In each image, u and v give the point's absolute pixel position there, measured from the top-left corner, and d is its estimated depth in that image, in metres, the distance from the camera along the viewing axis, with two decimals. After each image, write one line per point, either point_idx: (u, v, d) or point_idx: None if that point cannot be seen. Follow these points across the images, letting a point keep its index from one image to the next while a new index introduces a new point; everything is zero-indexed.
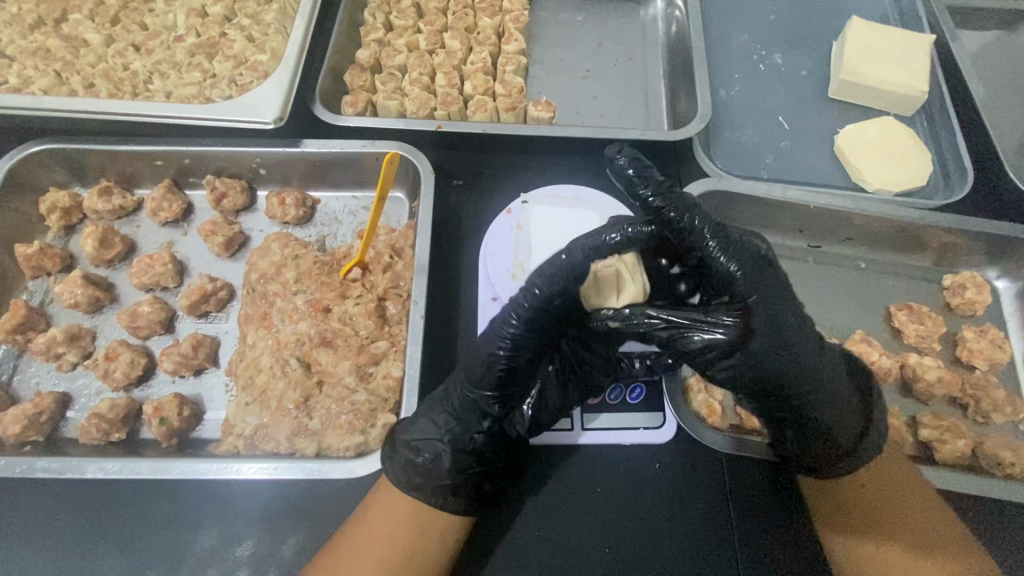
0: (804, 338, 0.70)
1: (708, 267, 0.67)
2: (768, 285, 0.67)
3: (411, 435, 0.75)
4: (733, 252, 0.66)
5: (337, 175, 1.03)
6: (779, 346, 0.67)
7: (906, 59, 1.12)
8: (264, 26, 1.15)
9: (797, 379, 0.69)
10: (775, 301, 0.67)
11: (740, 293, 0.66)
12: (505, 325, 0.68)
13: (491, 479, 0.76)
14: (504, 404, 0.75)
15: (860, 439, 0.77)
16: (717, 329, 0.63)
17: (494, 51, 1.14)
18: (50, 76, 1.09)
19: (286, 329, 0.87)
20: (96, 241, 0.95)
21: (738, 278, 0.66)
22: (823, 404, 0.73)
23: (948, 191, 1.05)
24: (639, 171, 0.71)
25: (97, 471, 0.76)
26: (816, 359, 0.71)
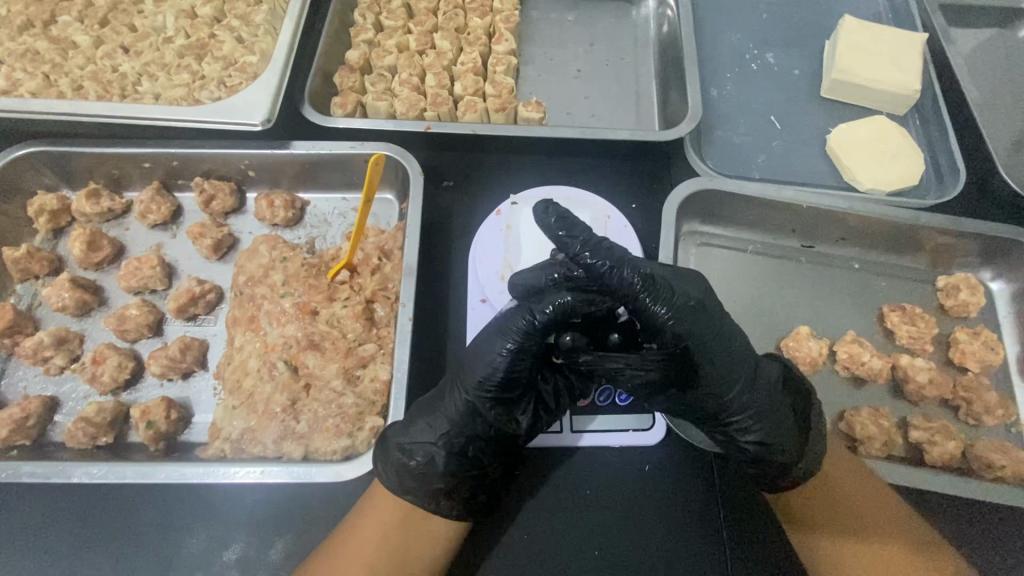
0: (737, 371, 0.70)
1: (641, 314, 0.66)
2: (697, 326, 0.67)
3: (404, 437, 0.74)
4: (663, 301, 0.66)
5: (327, 177, 1.02)
6: (711, 379, 0.70)
7: (898, 58, 1.12)
8: (253, 27, 1.15)
9: (729, 409, 0.72)
10: (703, 341, 0.68)
11: (671, 338, 0.67)
12: (516, 319, 0.69)
13: (483, 484, 0.76)
14: (503, 409, 0.74)
15: (802, 457, 0.75)
16: (642, 368, 0.67)
17: (485, 51, 1.14)
18: (38, 78, 1.09)
19: (274, 332, 0.86)
20: (84, 244, 0.95)
21: (665, 324, 0.66)
22: (766, 432, 0.73)
23: (941, 191, 1.05)
24: (568, 227, 0.67)
25: (83, 476, 0.76)
26: (753, 391, 0.72)
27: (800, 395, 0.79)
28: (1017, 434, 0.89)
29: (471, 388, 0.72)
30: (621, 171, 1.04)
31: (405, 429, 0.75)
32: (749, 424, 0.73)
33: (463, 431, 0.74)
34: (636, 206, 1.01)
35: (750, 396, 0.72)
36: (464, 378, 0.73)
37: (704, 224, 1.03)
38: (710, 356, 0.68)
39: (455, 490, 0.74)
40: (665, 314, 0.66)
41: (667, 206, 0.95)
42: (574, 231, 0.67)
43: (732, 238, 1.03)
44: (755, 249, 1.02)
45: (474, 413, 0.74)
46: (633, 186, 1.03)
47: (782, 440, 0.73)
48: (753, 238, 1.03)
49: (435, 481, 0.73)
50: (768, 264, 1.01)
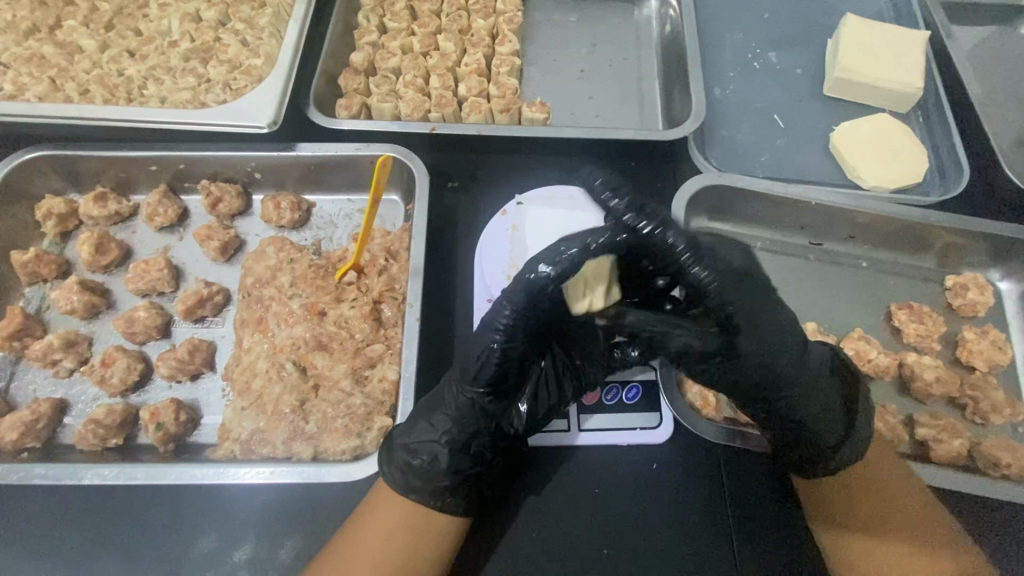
0: (785, 343, 0.70)
1: (685, 279, 0.66)
2: (746, 295, 0.67)
3: (408, 437, 0.74)
4: (708, 265, 0.66)
5: (332, 178, 1.03)
6: (756, 351, 0.69)
7: (901, 57, 1.12)
8: (258, 30, 1.15)
9: (778, 380, 0.71)
10: (752, 311, 0.68)
11: (718, 303, 0.66)
12: (498, 317, 0.67)
13: (485, 481, 0.77)
14: (500, 402, 0.74)
15: (845, 440, 0.75)
16: (696, 337, 0.66)
17: (488, 52, 1.14)
18: (45, 83, 1.09)
19: (282, 334, 0.87)
20: (93, 247, 0.95)
21: (711, 288, 0.65)
22: (806, 407, 0.74)
23: (945, 188, 1.05)
24: (611, 190, 0.70)
25: (93, 477, 0.76)
26: (799, 365, 0.72)
27: (844, 375, 0.79)
28: None
29: (467, 385, 0.73)
30: (625, 171, 1.05)
31: (406, 426, 0.76)
32: (796, 395, 0.73)
33: (460, 430, 0.74)
34: None
35: (797, 369, 0.72)
36: (461, 375, 0.73)
37: (711, 220, 1.03)
38: (759, 326, 0.69)
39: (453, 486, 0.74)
40: (715, 278, 0.65)
41: (674, 202, 0.95)
42: (618, 191, 0.69)
43: (740, 234, 1.03)
44: (762, 246, 1.02)
45: (478, 409, 0.74)
46: (637, 185, 1.04)
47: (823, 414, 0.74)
48: (760, 235, 1.03)
49: (436, 479, 0.73)
50: (774, 262, 1.01)
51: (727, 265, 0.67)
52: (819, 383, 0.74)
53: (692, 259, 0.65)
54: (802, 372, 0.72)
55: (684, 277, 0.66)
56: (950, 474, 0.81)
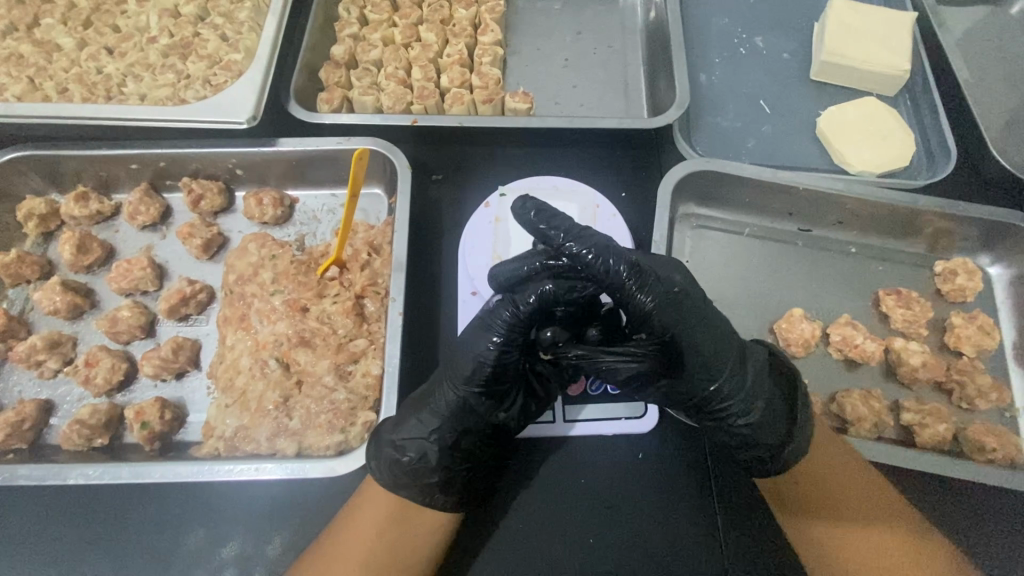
0: (726, 359, 0.72)
1: (626, 302, 0.68)
2: (684, 315, 0.69)
3: (397, 433, 0.74)
4: (649, 288, 0.67)
5: (315, 174, 1.02)
6: (695, 365, 0.71)
7: (888, 39, 1.11)
8: (237, 25, 1.14)
9: (716, 397, 0.73)
10: (693, 337, 0.69)
11: (658, 325, 0.68)
12: (499, 313, 0.70)
13: (479, 477, 0.76)
14: (490, 401, 0.74)
15: (787, 442, 0.74)
16: (630, 359, 0.68)
17: (470, 42, 1.13)
18: (24, 83, 1.08)
19: (265, 330, 0.86)
20: (74, 247, 0.95)
21: (654, 312, 0.67)
22: (756, 416, 0.74)
23: (932, 171, 1.05)
24: (547, 221, 0.69)
25: (77, 478, 0.76)
26: (739, 378, 0.73)
27: (786, 379, 0.77)
28: (1011, 417, 0.89)
29: (461, 383, 0.73)
30: (609, 160, 1.04)
31: (395, 421, 0.76)
32: (735, 408, 0.73)
33: (446, 429, 0.74)
34: (626, 195, 1.01)
35: (736, 386, 0.73)
36: (453, 373, 0.74)
37: (699, 207, 1.03)
38: (696, 352, 0.70)
39: (438, 480, 0.74)
40: (648, 303, 0.67)
41: (661, 188, 0.94)
42: (554, 222, 0.69)
43: (728, 221, 1.02)
44: (750, 232, 1.01)
45: (467, 411, 0.74)
46: (621, 175, 1.03)
47: (757, 420, 0.74)
48: (748, 221, 1.02)
49: (423, 476, 0.74)
50: (761, 248, 1.00)
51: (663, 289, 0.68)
52: (759, 395, 0.74)
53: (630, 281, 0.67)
54: (744, 394, 0.73)
55: (627, 301, 0.68)
56: (936, 459, 0.80)
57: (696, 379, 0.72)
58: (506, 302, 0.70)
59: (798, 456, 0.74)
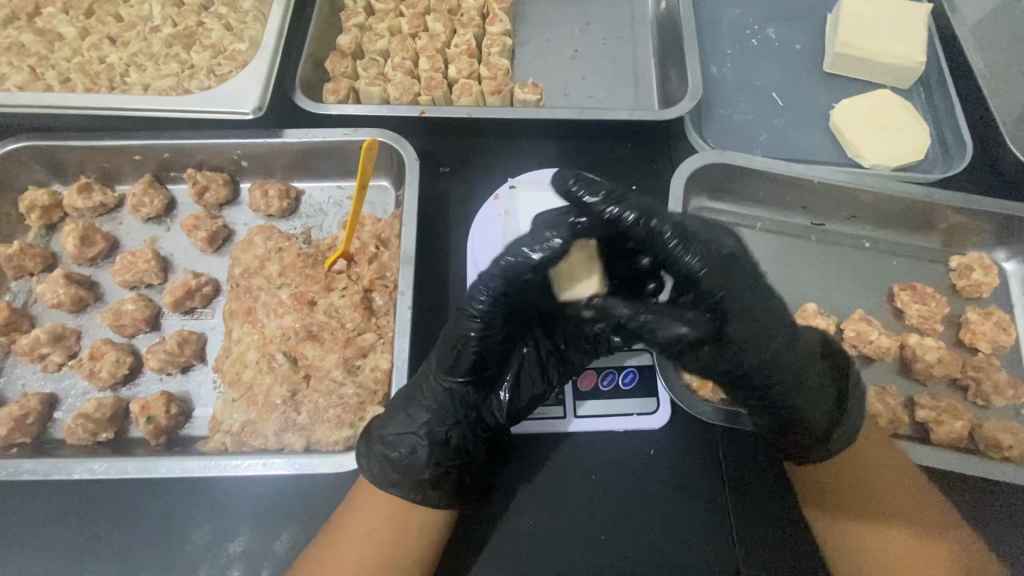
0: (773, 326, 0.71)
1: (674, 268, 0.67)
2: (733, 279, 0.68)
3: (387, 428, 0.73)
4: (696, 252, 0.66)
5: (321, 165, 1.00)
6: (744, 338, 0.70)
7: (902, 31, 1.09)
8: (241, 14, 1.12)
9: (764, 365, 0.72)
10: (746, 304, 0.69)
11: (704, 289, 0.67)
12: (477, 289, 0.67)
13: (472, 473, 0.76)
14: (477, 391, 0.76)
15: (840, 417, 0.77)
16: (686, 325, 0.67)
17: (478, 32, 1.11)
18: (25, 72, 1.06)
19: (271, 324, 0.85)
20: (78, 239, 0.94)
21: (701, 275, 0.66)
22: (801, 391, 0.74)
23: (947, 165, 1.03)
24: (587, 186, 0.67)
25: (83, 472, 0.75)
26: (789, 352, 0.73)
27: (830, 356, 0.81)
28: None
29: (445, 375, 0.73)
30: (619, 153, 1.03)
31: (382, 417, 0.75)
32: (784, 378, 0.73)
33: (434, 421, 0.73)
34: (636, 188, 1.00)
35: (781, 353, 0.72)
36: (438, 365, 0.74)
37: (710, 200, 1.01)
38: (744, 316, 0.69)
39: (431, 475, 0.73)
40: (698, 266, 0.66)
41: (674, 180, 0.92)
42: (598, 190, 0.67)
43: (741, 215, 1.01)
44: (762, 226, 1.00)
45: (453, 404, 0.74)
46: (632, 168, 1.01)
47: (802, 389, 0.74)
48: (760, 215, 1.01)
49: (415, 472, 0.73)
50: (774, 243, 0.99)
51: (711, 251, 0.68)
52: (802, 365, 0.74)
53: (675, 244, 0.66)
54: (792, 360, 0.73)
55: (671, 263, 0.67)
56: (952, 455, 0.80)
57: (741, 345, 0.71)
58: (498, 264, 0.65)
59: (848, 435, 0.76)
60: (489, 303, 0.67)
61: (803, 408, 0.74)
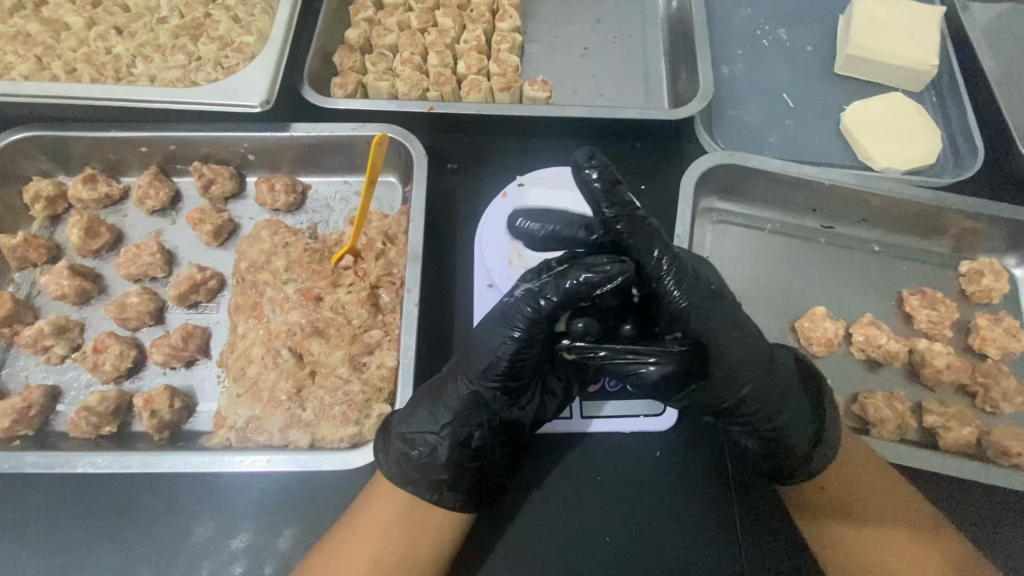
0: (758, 363, 0.69)
1: (662, 299, 0.67)
2: (716, 314, 0.67)
3: (408, 426, 0.72)
4: (686, 285, 0.66)
5: (328, 160, 1.00)
6: (723, 370, 0.69)
7: (916, 33, 1.08)
8: (249, 6, 1.11)
9: (741, 400, 0.70)
10: (724, 339, 0.67)
11: (690, 328, 0.66)
12: (520, 309, 0.66)
13: (493, 474, 0.74)
14: (507, 397, 0.72)
15: (815, 448, 0.73)
16: (665, 364, 0.64)
17: (488, 28, 1.10)
18: (31, 61, 1.05)
19: (277, 319, 0.84)
20: (82, 231, 0.93)
21: (685, 312, 0.66)
22: (784, 420, 0.71)
23: (958, 169, 1.02)
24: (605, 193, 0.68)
25: (85, 466, 0.74)
26: (772, 386, 0.70)
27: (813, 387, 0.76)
28: None
29: (476, 376, 0.70)
30: (629, 152, 1.02)
31: (406, 411, 0.74)
32: (759, 414, 0.70)
33: (457, 426, 0.71)
34: (646, 188, 0.99)
35: (765, 390, 0.70)
36: (468, 365, 0.71)
37: (720, 201, 1.00)
38: (726, 354, 0.68)
39: (446, 476, 0.71)
40: (683, 299, 0.66)
41: (683, 180, 0.92)
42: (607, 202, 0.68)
43: (748, 216, 1.00)
44: (771, 228, 0.99)
45: (475, 410, 0.71)
46: (641, 168, 1.01)
47: (784, 424, 0.71)
48: (769, 217, 1.00)
49: (438, 475, 0.71)
50: (782, 245, 0.98)
51: (705, 284, 0.68)
52: (787, 400, 0.71)
53: (667, 272, 0.66)
54: (777, 399, 0.71)
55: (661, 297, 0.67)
56: (959, 462, 0.79)
57: (716, 376, 0.69)
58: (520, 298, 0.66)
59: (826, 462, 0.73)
60: (526, 326, 0.66)
61: (788, 443, 0.72)
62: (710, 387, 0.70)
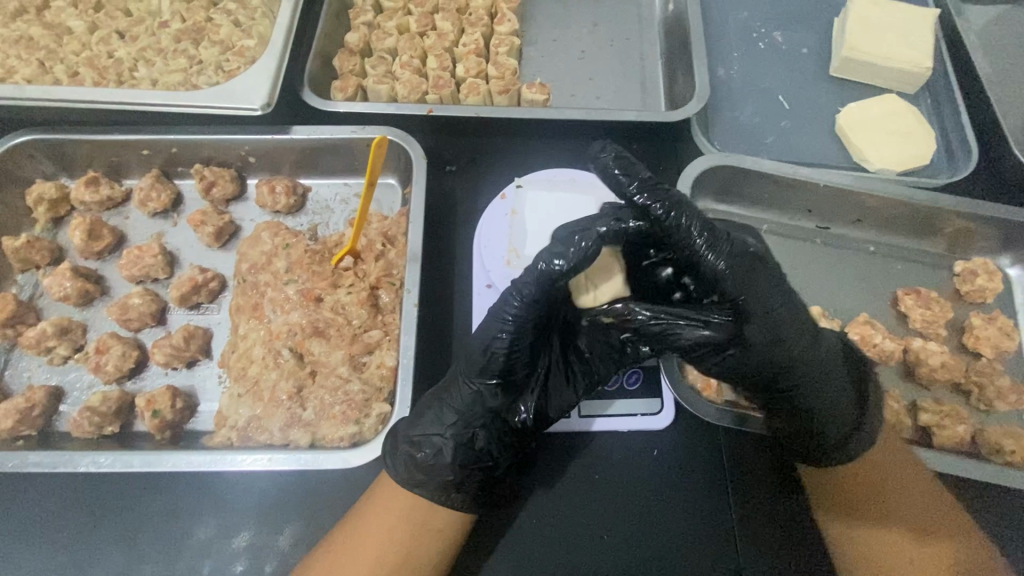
0: (802, 332, 0.71)
1: (698, 266, 0.67)
2: (756, 283, 0.68)
3: (414, 429, 0.74)
4: (723, 252, 0.66)
5: (328, 162, 1.01)
6: (768, 337, 0.70)
7: (910, 36, 1.09)
8: (250, 10, 1.12)
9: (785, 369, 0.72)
10: (775, 312, 0.69)
11: (729, 291, 0.67)
12: (509, 303, 0.68)
13: (496, 475, 0.75)
14: (505, 393, 0.74)
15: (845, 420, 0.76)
16: (705, 328, 0.67)
17: (486, 32, 1.11)
18: (34, 65, 1.06)
19: (278, 320, 0.85)
20: (85, 233, 0.94)
21: (724, 275, 0.66)
22: (808, 385, 0.74)
23: (952, 170, 1.03)
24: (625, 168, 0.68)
25: (88, 466, 0.75)
26: (812, 351, 0.73)
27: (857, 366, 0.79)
28: None
29: (476, 375, 0.72)
30: (626, 153, 1.03)
31: (411, 414, 0.75)
32: (806, 387, 0.74)
33: (459, 421, 0.73)
34: None
35: (806, 361, 0.72)
36: (467, 365, 0.72)
37: (716, 203, 1.01)
38: (772, 324, 0.69)
39: (450, 475, 0.73)
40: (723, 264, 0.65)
41: (679, 182, 0.93)
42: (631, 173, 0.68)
43: (744, 217, 1.01)
44: (768, 229, 1.00)
45: (475, 406, 0.73)
46: None
47: (823, 396, 0.75)
48: (766, 218, 1.01)
49: (444, 475, 0.73)
50: (778, 245, 0.99)
51: (742, 249, 0.68)
52: (831, 373, 0.74)
53: (706, 239, 0.65)
54: (815, 369, 0.73)
55: (696, 263, 0.67)
56: (953, 459, 0.80)
57: (759, 344, 0.70)
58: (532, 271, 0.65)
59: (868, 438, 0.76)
60: (512, 333, 0.69)
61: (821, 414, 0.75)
62: (756, 359, 0.71)
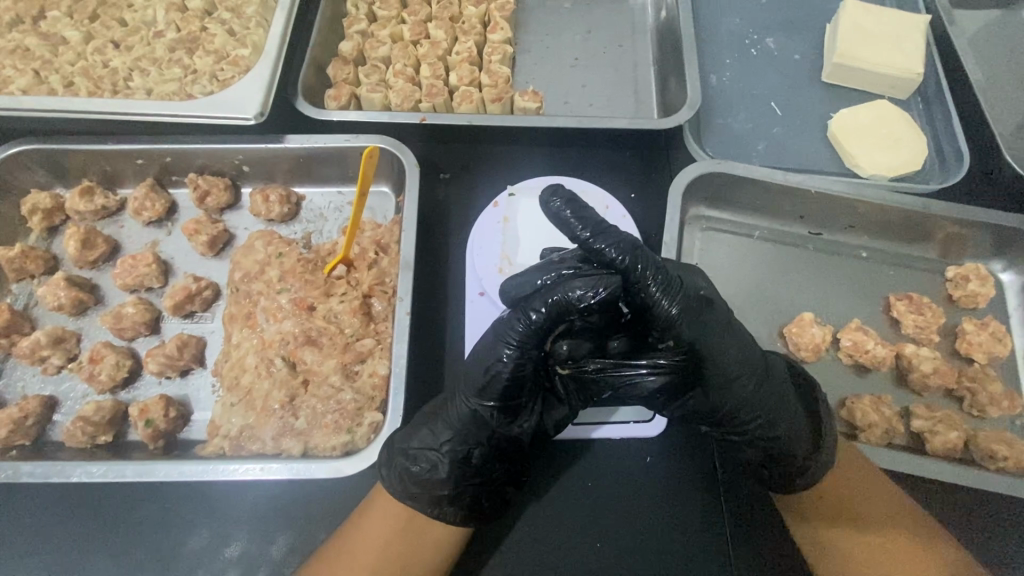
0: (755, 370, 0.71)
1: (650, 308, 0.67)
2: (709, 324, 0.68)
3: (411, 443, 0.74)
4: (674, 295, 0.66)
5: (321, 171, 1.01)
6: (719, 376, 0.70)
7: (901, 42, 1.10)
8: (245, 19, 1.13)
9: (741, 408, 0.71)
10: (723, 354, 0.69)
11: (683, 337, 0.67)
12: (513, 325, 0.68)
13: (492, 492, 0.74)
14: (505, 415, 0.73)
15: (815, 455, 0.73)
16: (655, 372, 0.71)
17: (479, 40, 1.12)
18: (30, 76, 1.07)
19: (271, 329, 0.85)
20: (79, 242, 0.94)
21: (676, 318, 0.66)
22: (774, 427, 0.72)
23: (943, 175, 1.04)
24: (576, 211, 0.70)
25: (80, 476, 0.75)
26: (769, 387, 0.72)
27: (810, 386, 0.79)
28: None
29: (474, 395, 0.72)
30: (618, 160, 1.03)
31: (406, 431, 0.75)
32: (763, 423, 0.72)
33: (456, 442, 0.73)
34: (635, 196, 1.00)
35: (762, 399, 0.71)
36: (467, 385, 0.72)
37: (709, 209, 1.02)
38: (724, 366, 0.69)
39: (445, 491, 0.72)
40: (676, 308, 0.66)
41: (671, 189, 0.93)
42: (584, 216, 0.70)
43: (737, 223, 1.01)
44: (760, 235, 1.01)
45: (475, 426, 0.73)
46: (630, 176, 1.02)
47: (785, 433, 0.72)
48: (758, 224, 1.01)
49: (439, 491, 0.72)
50: (771, 251, 0.99)
51: (693, 291, 0.68)
52: (789, 410, 0.73)
53: (657, 284, 0.66)
54: (774, 408, 0.72)
55: (650, 307, 0.67)
56: (945, 466, 0.80)
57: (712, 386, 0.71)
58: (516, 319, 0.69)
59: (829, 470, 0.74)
60: (512, 358, 0.68)
61: (791, 451, 0.73)
62: (709, 400, 0.72)
